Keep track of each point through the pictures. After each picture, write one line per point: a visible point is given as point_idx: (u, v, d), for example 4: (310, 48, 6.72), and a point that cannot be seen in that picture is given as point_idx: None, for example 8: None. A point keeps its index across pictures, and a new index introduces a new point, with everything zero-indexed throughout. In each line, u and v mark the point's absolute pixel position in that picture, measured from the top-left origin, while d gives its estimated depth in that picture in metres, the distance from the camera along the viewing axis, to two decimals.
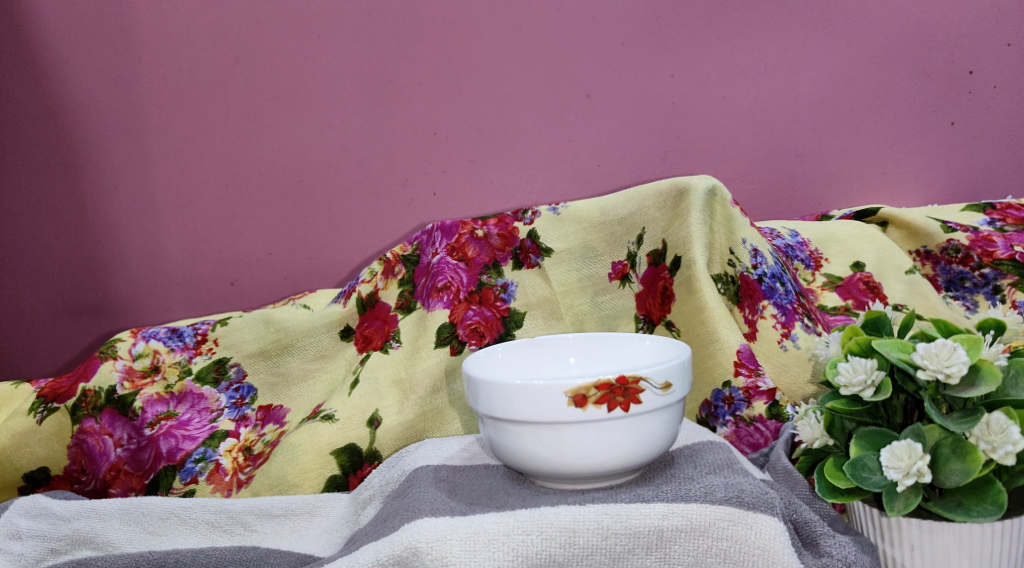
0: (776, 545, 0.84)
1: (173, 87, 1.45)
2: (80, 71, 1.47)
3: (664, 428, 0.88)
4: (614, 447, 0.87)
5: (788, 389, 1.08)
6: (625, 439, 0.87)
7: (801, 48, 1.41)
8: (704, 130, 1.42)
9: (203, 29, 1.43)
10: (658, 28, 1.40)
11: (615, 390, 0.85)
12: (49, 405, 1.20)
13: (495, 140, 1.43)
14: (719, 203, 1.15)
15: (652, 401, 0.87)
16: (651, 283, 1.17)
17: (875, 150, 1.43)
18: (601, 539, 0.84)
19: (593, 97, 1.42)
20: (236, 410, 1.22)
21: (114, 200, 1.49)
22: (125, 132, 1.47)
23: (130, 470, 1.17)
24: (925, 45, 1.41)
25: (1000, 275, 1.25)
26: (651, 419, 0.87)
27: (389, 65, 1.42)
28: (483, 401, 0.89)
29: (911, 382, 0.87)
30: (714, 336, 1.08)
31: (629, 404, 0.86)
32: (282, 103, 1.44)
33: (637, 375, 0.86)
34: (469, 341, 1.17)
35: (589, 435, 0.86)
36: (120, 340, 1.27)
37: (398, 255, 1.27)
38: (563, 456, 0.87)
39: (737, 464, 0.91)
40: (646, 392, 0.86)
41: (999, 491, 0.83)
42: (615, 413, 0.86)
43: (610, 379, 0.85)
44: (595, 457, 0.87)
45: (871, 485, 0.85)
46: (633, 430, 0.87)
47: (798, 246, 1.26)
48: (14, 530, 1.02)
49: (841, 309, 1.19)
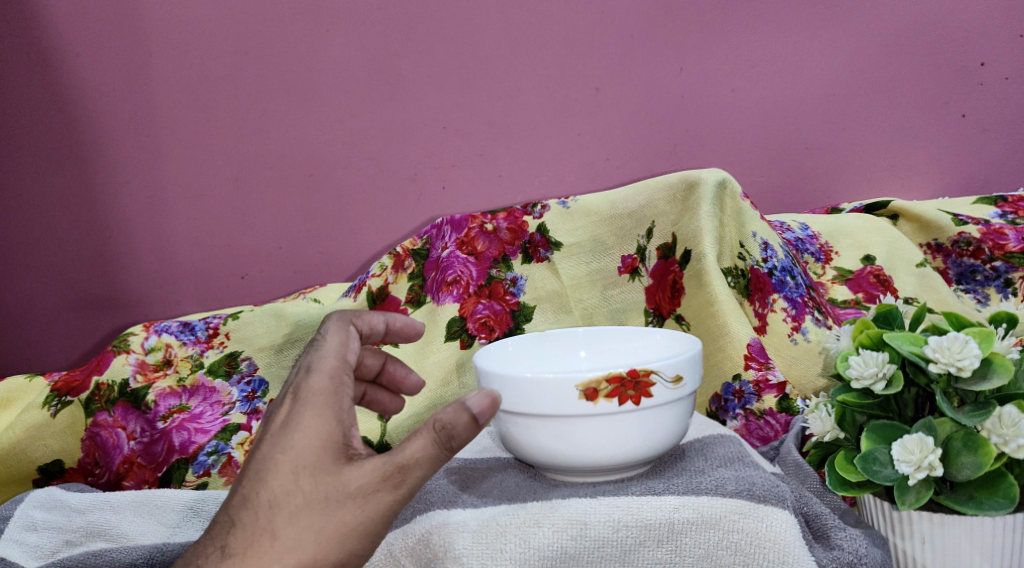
0: (787, 538, 0.84)
1: (181, 82, 1.45)
2: (89, 67, 1.47)
3: (675, 422, 0.89)
4: (626, 441, 0.87)
5: (799, 383, 1.08)
6: (637, 433, 0.87)
7: (810, 40, 1.40)
8: (713, 123, 1.42)
9: (211, 24, 1.43)
10: (669, 21, 1.40)
11: (627, 383, 0.86)
12: (63, 398, 1.21)
13: (505, 134, 1.43)
14: (729, 196, 1.16)
15: (663, 395, 0.87)
16: (661, 277, 1.18)
17: (885, 142, 1.43)
18: (613, 532, 0.85)
19: (602, 91, 1.41)
20: (248, 403, 1.22)
21: (126, 195, 1.49)
22: (137, 127, 1.47)
23: (143, 462, 1.18)
24: (936, 38, 1.40)
25: (1012, 268, 1.25)
26: (662, 413, 0.87)
27: (398, 59, 1.42)
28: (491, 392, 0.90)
29: (922, 374, 0.88)
30: (725, 329, 1.08)
31: (640, 398, 0.86)
32: (290, 97, 1.44)
33: (648, 368, 0.86)
34: (480, 335, 1.18)
35: (600, 428, 0.86)
36: (133, 333, 1.27)
37: (408, 249, 1.26)
38: (575, 451, 0.87)
39: (748, 457, 0.91)
40: (657, 385, 0.86)
41: (1012, 484, 0.83)
42: (626, 406, 0.86)
43: (621, 372, 0.86)
44: (607, 450, 0.87)
45: (882, 478, 0.85)
46: (644, 424, 0.87)
47: (808, 240, 1.25)
48: (30, 522, 1.03)
49: (852, 303, 1.19)
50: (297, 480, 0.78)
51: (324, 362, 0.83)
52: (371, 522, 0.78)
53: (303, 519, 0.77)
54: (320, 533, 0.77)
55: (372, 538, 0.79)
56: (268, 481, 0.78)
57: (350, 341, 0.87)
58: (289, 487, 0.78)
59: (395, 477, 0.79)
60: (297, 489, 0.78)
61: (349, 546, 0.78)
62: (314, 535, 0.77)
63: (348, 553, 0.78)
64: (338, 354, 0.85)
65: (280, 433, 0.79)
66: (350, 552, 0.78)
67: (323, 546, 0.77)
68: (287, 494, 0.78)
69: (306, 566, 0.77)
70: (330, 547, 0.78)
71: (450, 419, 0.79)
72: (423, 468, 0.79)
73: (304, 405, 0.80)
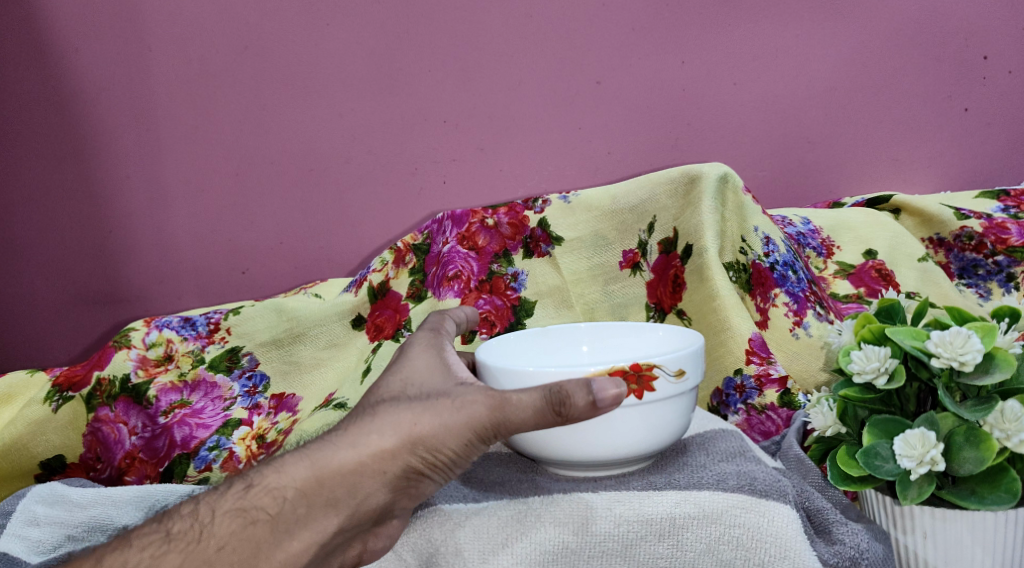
0: (789, 533, 0.83)
1: (182, 76, 1.45)
2: (90, 62, 1.47)
3: (675, 416, 0.88)
4: (628, 435, 0.87)
5: (799, 378, 1.08)
6: (638, 427, 0.87)
7: (812, 33, 1.39)
8: (715, 117, 1.42)
9: (212, 18, 1.43)
10: (670, 14, 1.39)
11: (629, 377, 0.85)
12: (65, 393, 1.21)
13: (505, 129, 1.43)
14: (731, 190, 1.15)
15: (665, 388, 0.86)
16: (663, 272, 1.17)
17: (887, 137, 1.42)
18: (614, 526, 0.85)
19: (603, 84, 1.41)
20: (249, 398, 1.22)
21: (126, 190, 1.49)
22: (138, 122, 1.47)
23: (144, 457, 1.18)
24: (938, 30, 1.40)
25: (1013, 263, 1.24)
26: (664, 407, 0.87)
27: (398, 53, 1.42)
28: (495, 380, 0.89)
29: (925, 369, 0.88)
30: (726, 324, 1.08)
31: (642, 391, 0.86)
32: (291, 91, 1.44)
33: (651, 362, 0.86)
34: (480, 330, 1.18)
35: (603, 423, 0.86)
36: (135, 328, 1.28)
37: (409, 244, 1.28)
38: (578, 443, 0.87)
39: (750, 452, 0.91)
40: (659, 379, 0.86)
41: (1013, 479, 0.83)
42: (629, 400, 0.86)
43: (623, 366, 0.85)
44: (609, 444, 0.86)
45: (883, 473, 0.85)
46: (645, 418, 0.87)
47: (810, 234, 1.26)
48: (32, 517, 1.03)
49: (853, 298, 1.18)
50: (405, 384, 0.88)
51: (433, 325, 0.96)
52: (463, 423, 0.84)
53: (405, 405, 0.86)
54: (419, 418, 0.85)
55: (466, 438, 0.84)
56: (381, 387, 0.89)
57: (449, 322, 0.99)
58: (397, 390, 0.88)
59: (498, 400, 0.84)
60: (404, 391, 0.87)
61: (445, 437, 0.84)
62: (412, 417, 0.85)
63: (443, 441, 0.84)
64: (444, 325, 0.97)
65: (395, 362, 0.91)
66: (444, 443, 0.84)
67: (421, 428, 0.84)
68: (397, 394, 0.87)
69: (401, 445, 0.84)
70: (427, 432, 0.84)
71: (573, 392, 0.83)
72: (524, 411, 0.83)
73: (414, 347, 0.92)
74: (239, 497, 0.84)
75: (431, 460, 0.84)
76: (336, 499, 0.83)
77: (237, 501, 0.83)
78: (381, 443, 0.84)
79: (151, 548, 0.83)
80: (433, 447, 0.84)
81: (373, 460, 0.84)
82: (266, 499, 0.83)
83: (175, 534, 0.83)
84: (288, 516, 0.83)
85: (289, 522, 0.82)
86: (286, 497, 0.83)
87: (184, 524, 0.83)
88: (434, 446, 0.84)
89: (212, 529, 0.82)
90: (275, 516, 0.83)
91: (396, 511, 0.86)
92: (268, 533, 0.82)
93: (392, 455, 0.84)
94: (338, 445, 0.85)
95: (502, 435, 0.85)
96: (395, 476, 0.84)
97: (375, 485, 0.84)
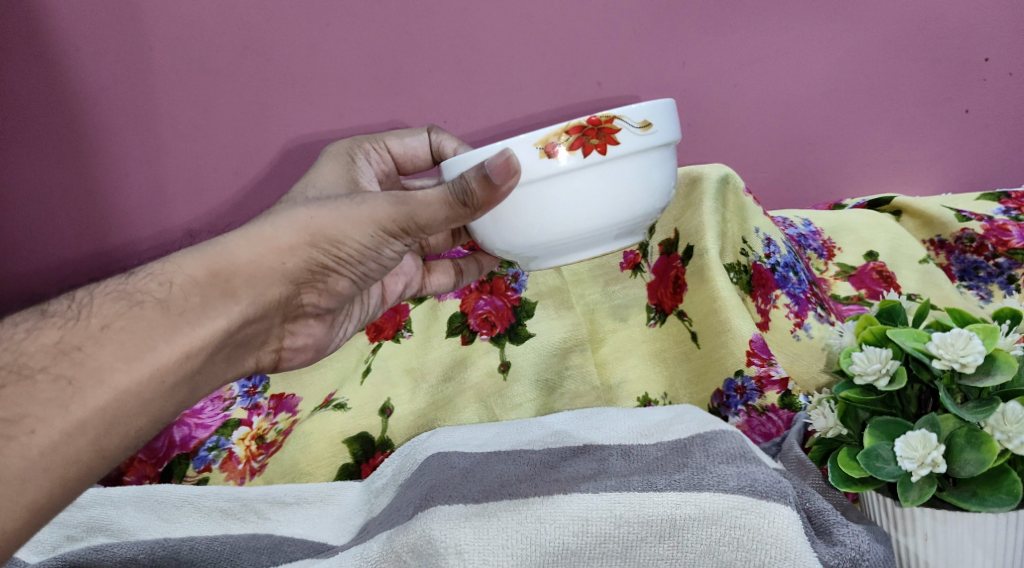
0: (789, 534, 0.82)
1: (174, 77, 1.40)
2: (76, 67, 1.41)
3: (644, 171, 0.93)
4: (595, 198, 0.92)
5: (800, 379, 1.08)
6: (604, 184, 0.92)
7: (812, 35, 1.38)
8: (716, 120, 1.42)
9: (208, 17, 1.38)
10: (670, 16, 1.38)
11: (589, 132, 0.89)
12: None
13: (505, 130, 1.43)
14: (732, 192, 1.16)
15: (629, 141, 0.91)
16: (663, 273, 1.18)
17: (887, 138, 1.42)
18: (615, 527, 0.86)
19: (604, 85, 1.41)
20: (248, 398, 1.20)
21: (120, 195, 1.46)
22: (130, 125, 1.43)
23: (143, 457, 1.15)
24: (940, 32, 1.38)
25: (1015, 265, 1.24)
26: (627, 160, 0.92)
27: (398, 53, 1.39)
28: (454, 162, 0.96)
29: (925, 371, 0.88)
30: (726, 326, 1.08)
31: (605, 146, 0.90)
32: (289, 92, 1.41)
33: (610, 116, 0.90)
34: (480, 330, 1.19)
35: (568, 187, 0.92)
36: None
37: None
38: (553, 205, 0.93)
39: (750, 453, 0.90)
40: (622, 132, 0.90)
41: (1013, 481, 0.82)
42: (592, 156, 0.90)
43: (581, 122, 0.89)
44: (581, 208, 0.93)
45: (885, 475, 0.84)
46: (610, 173, 0.92)
47: (810, 235, 1.25)
48: None
49: (855, 299, 1.19)
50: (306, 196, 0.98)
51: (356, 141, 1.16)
52: (360, 217, 0.95)
53: (303, 208, 0.95)
54: (317, 214, 0.95)
55: (371, 230, 0.96)
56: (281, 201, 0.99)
57: (408, 139, 1.18)
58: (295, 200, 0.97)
59: (400, 197, 0.95)
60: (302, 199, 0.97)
61: (345, 229, 0.95)
62: (310, 215, 0.95)
63: (344, 233, 0.95)
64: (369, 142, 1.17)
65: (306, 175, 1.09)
66: (345, 236, 0.95)
67: (319, 224, 0.95)
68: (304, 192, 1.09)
69: (302, 242, 0.95)
70: (327, 225, 0.95)
71: (471, 182, 0.92)
72: (420, 203, 0.94)
73: (330, 153, 1.13)
74: (122, 285, 0.91)
75: (332, 251, 0.96)
76: (235, 290, 0.93)
77: (120, 288, 0.91)
78: (280, 238, 0.94)
79: (28, 323, 0.89)
80: (333, 239, 0.95)
81: (274, 254, 0.94)
82: (153, 285, 0.91)
83: (52, 313, 0.90)
84: (181, 301, 0.91)
85: (183, 306, 0.91)
86: (175, 286, 0.91)
87: (63, 305, 0.91)
88: (334, 238, 0.95)
89: (94, 310, 0.89)
90: (166, 300, 0.91)
91: (303, 302, 1.01)
92: (162, 317, 0.90)
93: (291, 250, 0.94)
94: (234, 241, 0.94)
95: (404, 228, 0.97)
96: (297, 266, 0.95)
97: (276, 277, 0.95)
